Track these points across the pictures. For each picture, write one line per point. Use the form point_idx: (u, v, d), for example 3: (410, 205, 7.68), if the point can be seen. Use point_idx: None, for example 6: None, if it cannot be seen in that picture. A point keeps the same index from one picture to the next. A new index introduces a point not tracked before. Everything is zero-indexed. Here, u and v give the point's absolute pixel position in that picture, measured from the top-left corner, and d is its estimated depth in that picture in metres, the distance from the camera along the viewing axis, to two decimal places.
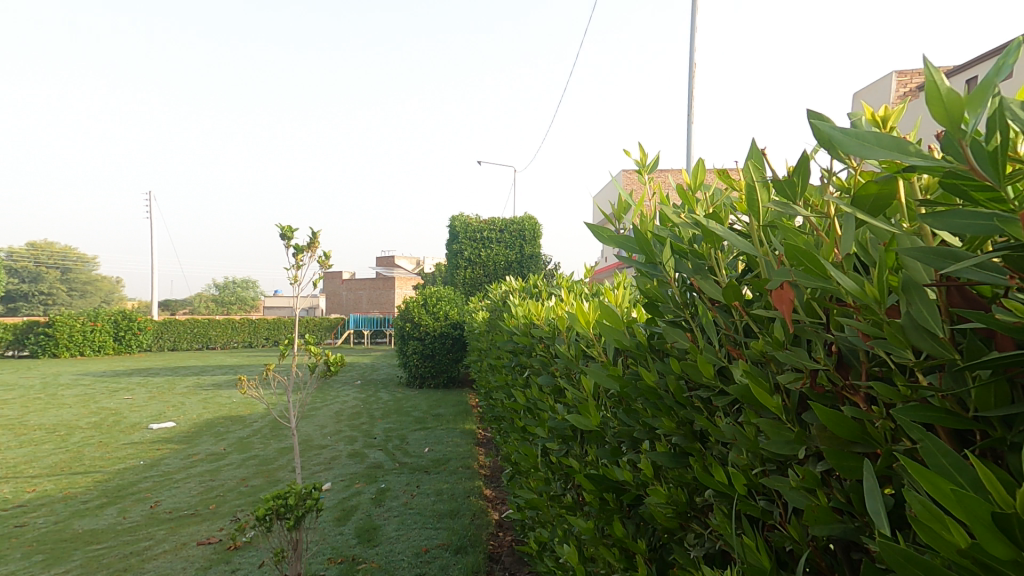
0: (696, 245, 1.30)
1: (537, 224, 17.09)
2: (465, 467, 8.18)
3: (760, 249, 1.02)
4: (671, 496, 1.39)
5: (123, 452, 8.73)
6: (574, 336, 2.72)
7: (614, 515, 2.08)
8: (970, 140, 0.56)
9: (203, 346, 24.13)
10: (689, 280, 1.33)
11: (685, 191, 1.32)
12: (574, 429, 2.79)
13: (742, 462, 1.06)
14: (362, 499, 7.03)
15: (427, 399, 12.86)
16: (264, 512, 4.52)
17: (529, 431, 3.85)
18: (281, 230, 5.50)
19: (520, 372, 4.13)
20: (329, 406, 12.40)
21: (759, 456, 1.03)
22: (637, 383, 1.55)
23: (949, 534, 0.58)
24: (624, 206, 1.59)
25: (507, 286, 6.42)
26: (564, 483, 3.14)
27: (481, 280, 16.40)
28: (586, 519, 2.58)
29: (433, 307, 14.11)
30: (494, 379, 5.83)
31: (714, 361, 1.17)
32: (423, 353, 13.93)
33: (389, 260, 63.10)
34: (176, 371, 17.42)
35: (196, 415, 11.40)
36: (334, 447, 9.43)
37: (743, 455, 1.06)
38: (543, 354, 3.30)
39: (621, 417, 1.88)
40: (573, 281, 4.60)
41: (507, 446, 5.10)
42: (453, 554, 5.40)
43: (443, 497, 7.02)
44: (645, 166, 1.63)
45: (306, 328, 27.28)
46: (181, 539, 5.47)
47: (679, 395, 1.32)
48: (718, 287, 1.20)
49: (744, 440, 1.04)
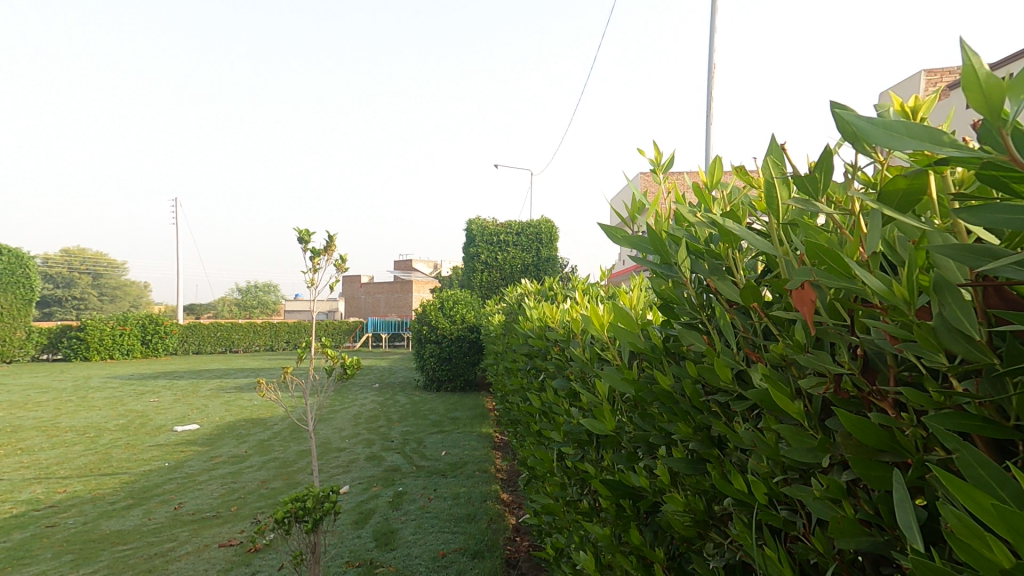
0: (713, 245, 1.26)
1: (553, 227, 17.02)
2: (482, 471, 8.16)
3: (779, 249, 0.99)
4: (688, 504, 1.35)
5: (149, 454, 8.92)
6: (589, 339, 2.68)
7: (630, 522, 2.05)
8: (1011, 128, 0.52)
9: (226, 350, 24.59)
10: (705, 281, 1.30)
11: (702, 190, 1.27)
12: (590, 434, 2.75)
13: (762, 469, 1.01)
14: (380, 502, 7.06)
15: (444, 402, 12.88)
16: (283, 515, 4.58)
17: (544, 435, 3.82)
18: (299, 235, 5.56)
19: (536, 376, 4.09)
20: (347, 409, 12.51)
21: (780, 464, 0.99)
22: (652, 387, 1.51)
23: (989, 553, 0.53)
24: (638, 206, 1.56)
25: (523, 289, 6.39)
26: (580, 489, 3.10)
27: (497, 283, 16.41)
28: (602, 525, 2.54)
29: (450, 311, 14.16)
30: (510, 383, 5.81)
31: (732, 365, 1.13)
32: (440, 357, 13.96)
33: (406, 264, 63.57)
34: (200, 374, 17.79)
35: (219, 417, 11.60)
36: (352, 450, 9.50)
37: (763, 462, 1.02)
38: (558, 358, 3.27)
39: (636, 422, 1.85)
40: (589, 284, 4.56)
41: (523, 450, 5.08)
42: (470, 559, 5.38)
43: (460, 501, 7.02)
44: (660, 165, 1.59)
45: (325, 332, 27.61)
46: (204, 540, 5.55)
47: (696, 400, 1.28)
48: (736, 288, 1.16)
49: (764, 446, 1.00)
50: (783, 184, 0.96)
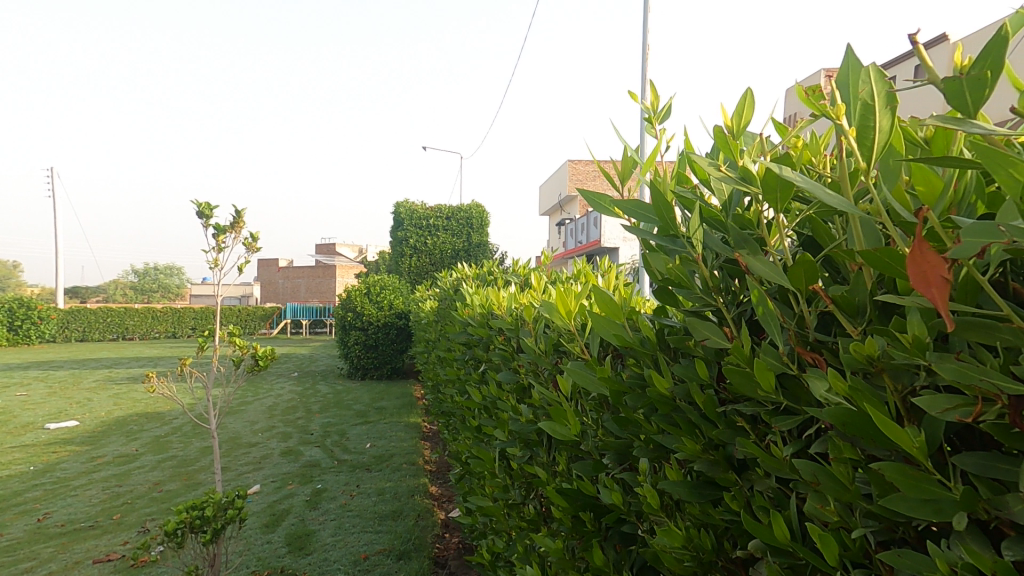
0: (735, 210, 0.98)
1: (484, 212, 16.60)
2: (409, 463, 7.74)
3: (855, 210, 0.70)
4: (690, 540, 1.06)
5: (11, 457, 7.63)
6: (544, 328, 2.41)
7: (591, 538, 1.82)
8: None
9: (118, 337, 22.14)
10: (723, 257, 1.01)
11: (727, 134, 0.92)
12: (541, 434, 2.50)
13: (831, 516, 0.71)
14: (295, 502, 6.46)
15: (368, 392, 12.23)
16: (176, 526, 4.12)
17: (483, 432, 3.53)
18: (198, 207, 4.78)
19: (475, 368, 3.77)
20: (261, 401, 11.54)
21: (858, 510, 0.69)
22: (643, 390, 1.23)
23: None
24: (629, 164, 1.25)
25: (458, 274, 6.01)
26: (525, 492, 2.84)
27: (427, 269, 15.82)
28: (553, 538, 2.28)
29: (376, 297, 13.45)
30: (443, 373, 5.45)
31: (778, 368, 0.81)
32: (365, 344, 13.22)
33: (329, 247, 60.54)
34: (84, 364, 15.77)
35: (105, 412, 10.25)
36: (265, 445, 8.70)
37: (827, 507, 0.72)
38: (503, 349, 3.00)
39: (611, 427, 1.58)
40: (531, 269, 4.31)
41: (456, 444, 4.76)
42: (395, 561, 4.98)
43: (386, 497, 6.56)
44: (654, 115, 1.28)
45: (235, 319, 25.60)
46: (74, 557, 4.74)
47: (710, 410, 0.99)
48: (773, 266, 0.86)
49: (835, 487, 0.70)
50: (892, 112, 0.64)
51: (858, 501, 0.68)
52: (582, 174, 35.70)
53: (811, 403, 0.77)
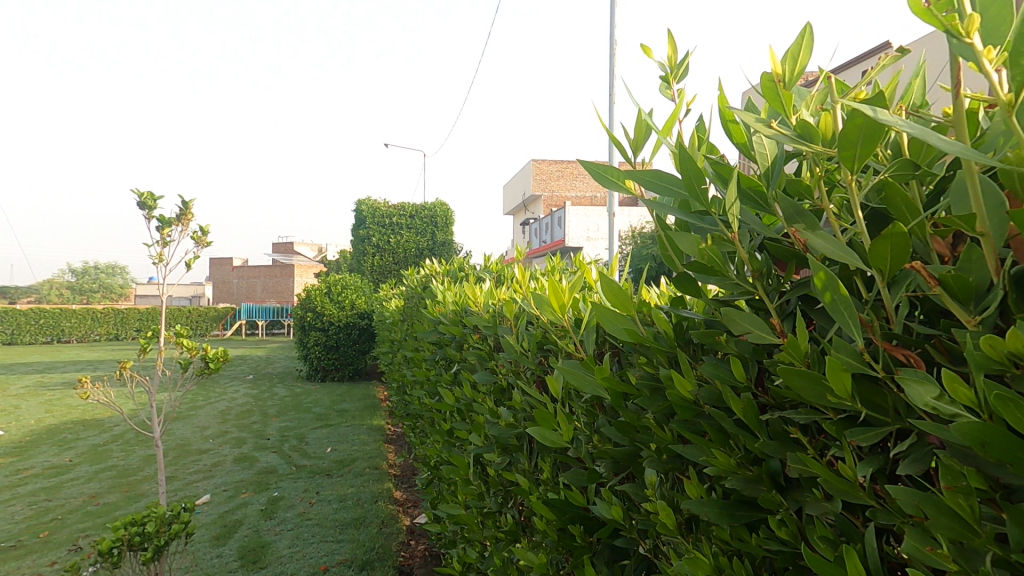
0: (781, 178, 0.81)
1: (449, 210, 16.26)
2: (372, 468, 7.42)
3: (976, 163, 0.54)
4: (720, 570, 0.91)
5: None
6: (525, 325, 2.29)
7: (582, 554, 1.68)
8: None
9: (54, 340, 20.75)
10: (764, 237, 0.85)
11: (776, 84, 0.74)
12: (521, 438, 2.36)
13: (951, 566, 0.56)
14: (249, 511, 6.07)
15: (329, 394, 11.75)
16: (111, 544, 3.78)
17: (456, 435, 3.35)
18: (138, 197, 4.34)
19: (447, 368, 3.58)
20: (213, 405, 10.95)
21: (987, 557, 0.55)
22: (662, 395, 1.08)
23: None
24: (642, 132, 1.08)
25: (426, 270, 5.78)
26: (502, 500, 2.67)
27: (390, 267, 15.42)
28: (535, 551, 2.12)
29: (337, 296, 12.99)
30: (410, 374, 5.22)
31: (857, 369, 0.64)
32: (326, 345, 12.74)
33: (288, 246, 58.54)
34: (15, 369, 14.64)
35: (37, 421, 9.50)
36: (216, 452, 8.21)
37: (940, 551, 0.58)
38: (478, 348, 2.85)
39: (612, 434, 1.45)
40: (504, 264, 4.16)
41: (424, 448, 4.54)
42: (357, 572, 4.71)
43: (347, 503, 6.25)
44: (670, 74, 1.10)
45: (186, 320, 24.40)
46: None
47: (750, 417, 0.82)
48: (838, 244, 0.70)
49: (954, 527, 0.56)
50: None
51: (992, 547, 0.54)
52: (546, 174, 35.75)
53: (914, 414, 0.61)
